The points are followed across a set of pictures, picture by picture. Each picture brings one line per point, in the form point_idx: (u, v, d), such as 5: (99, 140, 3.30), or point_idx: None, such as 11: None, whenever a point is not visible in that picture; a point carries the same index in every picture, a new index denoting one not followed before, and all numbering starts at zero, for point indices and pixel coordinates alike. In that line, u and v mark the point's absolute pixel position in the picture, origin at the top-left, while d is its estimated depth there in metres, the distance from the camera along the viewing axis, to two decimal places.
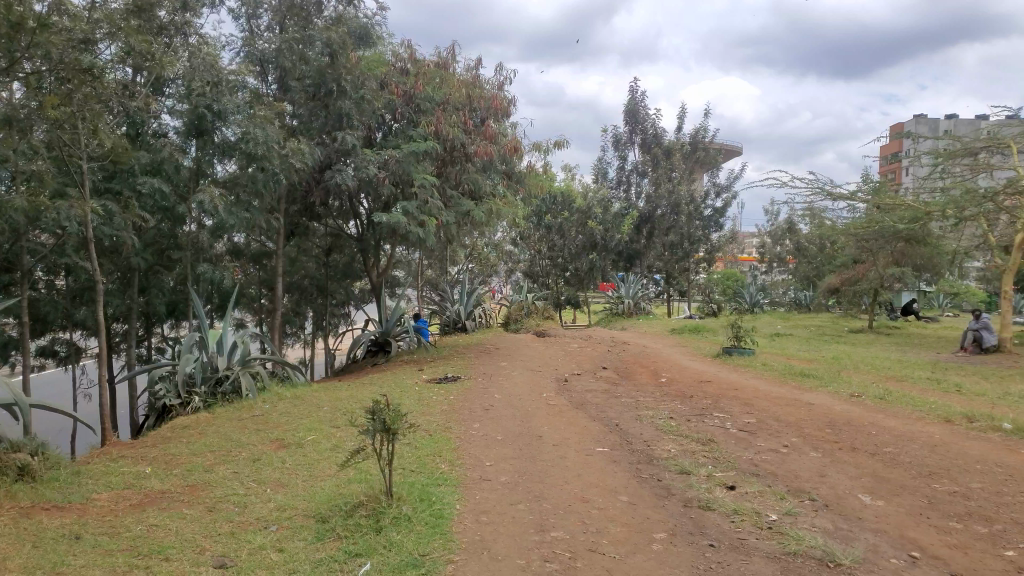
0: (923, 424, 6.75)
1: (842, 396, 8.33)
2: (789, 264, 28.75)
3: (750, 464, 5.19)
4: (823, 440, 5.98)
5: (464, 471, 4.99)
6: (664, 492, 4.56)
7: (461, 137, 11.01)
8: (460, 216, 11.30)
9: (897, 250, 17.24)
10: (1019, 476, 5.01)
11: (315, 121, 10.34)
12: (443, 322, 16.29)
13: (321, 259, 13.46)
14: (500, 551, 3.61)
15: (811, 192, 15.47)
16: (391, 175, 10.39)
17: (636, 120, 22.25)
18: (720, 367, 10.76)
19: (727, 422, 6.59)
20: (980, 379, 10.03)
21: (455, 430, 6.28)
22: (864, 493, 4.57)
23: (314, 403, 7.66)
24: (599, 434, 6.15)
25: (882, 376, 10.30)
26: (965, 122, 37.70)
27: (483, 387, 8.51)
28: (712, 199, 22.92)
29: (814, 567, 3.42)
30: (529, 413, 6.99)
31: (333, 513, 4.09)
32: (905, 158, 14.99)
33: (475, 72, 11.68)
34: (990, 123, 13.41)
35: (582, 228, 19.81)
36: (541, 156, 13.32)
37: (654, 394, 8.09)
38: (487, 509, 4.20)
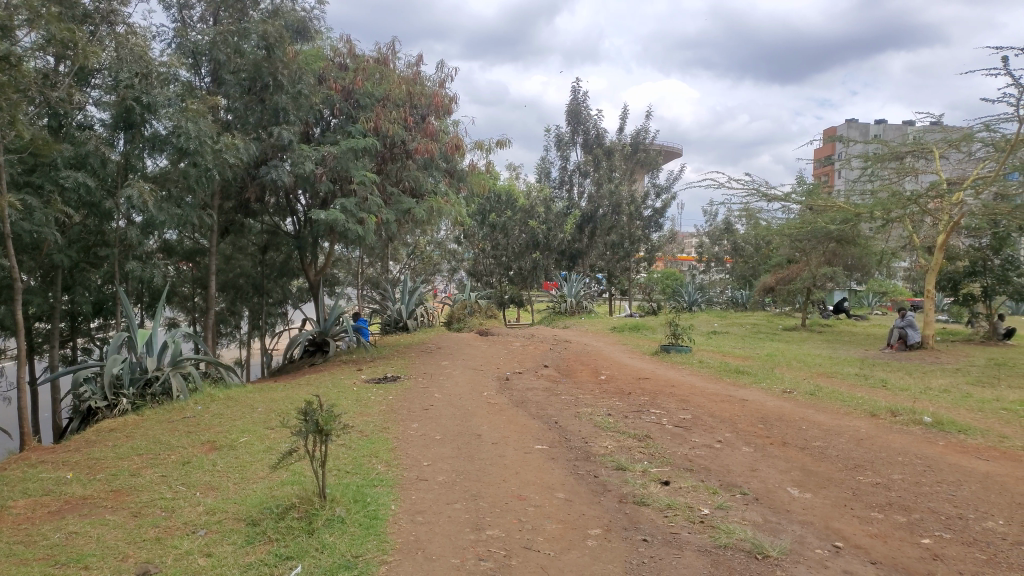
0: (850, 419, 7.01)
1: (775, 392, 8.57)
2: (726, 264, 29.40)
3: (685, 460, 5.30)
4: (756, 435, 6.15)
5: (401, 471, 4.95)
6: (600, 488, 4.61)
7: (401, 133, 10.93)
8: (400, 214, 11.19)
9: (828, 249, 17.83)
10: (937, 467, 5.24)
11: (250, 116, 10.08)
12: (384, 322, 16.11)
13: (257, 257, 13.13)
14: (434, 551, 3.59)
15: (747, 193, 15.86)
16: (329, 172, 10.23)
17: (578, 121, 22.48)
18: (659, 365, 10.91)
19: (663, 419, 6.72)
20: (905, 375, 10.47)
21: (393, 430, 6.22)
22: (793, 487, 4.71)
23: (248, 405, 7.49)
24: (537, 432, 6.17)
25: (813, 372, 10.62)
26: (893, 128, 39.34)
27: (423, 387, 8.47)
28: (652, 200, 23.32)
29: (743, 560, 3.50)
30: (468, 412, 6.99)
31: (264, 516, 4.02)
32: (835, 161, 15.52)
33: (416, 69, 11.65)
34: (914, 129, 14.00)
35: (525, 226, 19.98)
36: (483, 155, 13.33)
37: (594, 392, 8.18)
38: (422, 509, 4.18)
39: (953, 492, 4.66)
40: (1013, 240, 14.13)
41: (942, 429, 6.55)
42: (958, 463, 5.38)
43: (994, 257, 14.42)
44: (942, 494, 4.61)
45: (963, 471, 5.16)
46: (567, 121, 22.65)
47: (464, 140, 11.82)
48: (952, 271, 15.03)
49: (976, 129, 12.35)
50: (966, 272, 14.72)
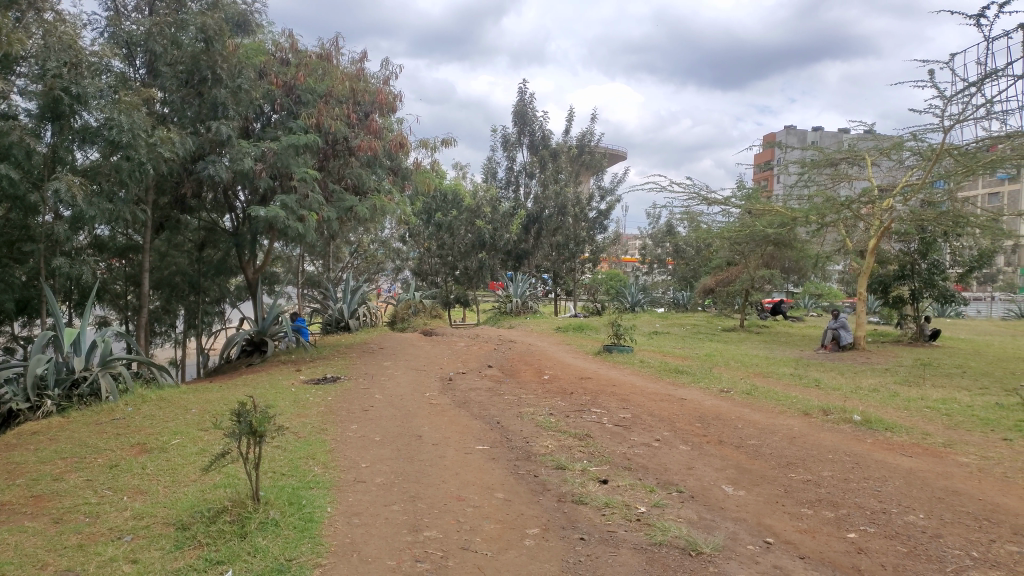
0: (784, 417, 7.21)
1: (712, 391, 8.74)
2: (668, 265, 29.93)
3: (624, 458, 5.37)
4: (693, 434, 6.27)
5: (338, 473, 4.88)
6: (540, 488, 4.64)
7: (344, 130, 10.76)
8: (343, 212, 11.02)
9: (766, 252, 18.50)
10: (864, 463, 5.44)
11: (188, 110, 9.80)
12: (325, 321, 15.87)
13: (194, 254, 12.77)
14: (370, 553, 3.56)
15: (688, 196, 16.16)
16: (269, 168, 10.00)
17: (525, 121, 22.53)
18: (601, 364, 11.01)
19: (603, 418, 6.79)
20: (836, 375, 10.85)
21: (332, 431, 6.14)
22: (727, 484, 4.82)
23: (181, 406, 7.27)
24: (479, 432, 6.17)
25: (750, 372, 10.89)
26: (829, 135, 40.74)
27: (363, 388, 8.36)
28: (597, 202, 23.60)
29: (678, 556, 3.57)
30: (410, 413, 6.94)
31: (195, 519, 3.92)
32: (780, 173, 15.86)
33: (360, 65, 11.55)
34: (849, 135, 14.48)
35: (471, 226, 19.85)
36: (428, 153, 13.27)
37: (537, 392, 8.22)
38: (359, 511, 4.13)
39: (878, 487, 4.84)
40: (938, 245, 14.69)
41: (870, 428, 6.79)
42: (883, 459, 5.59)
43: (921, 261, 14.97)
44: (867, 490, 4.78)
45: (887, 467, 5.37)
46: (513, 121, 22.71)
47: (408, 138, 11.73)
48: (883, 275, 15.58)
49: (906, 138, 12.83)
50: (895, 275, 15.34)
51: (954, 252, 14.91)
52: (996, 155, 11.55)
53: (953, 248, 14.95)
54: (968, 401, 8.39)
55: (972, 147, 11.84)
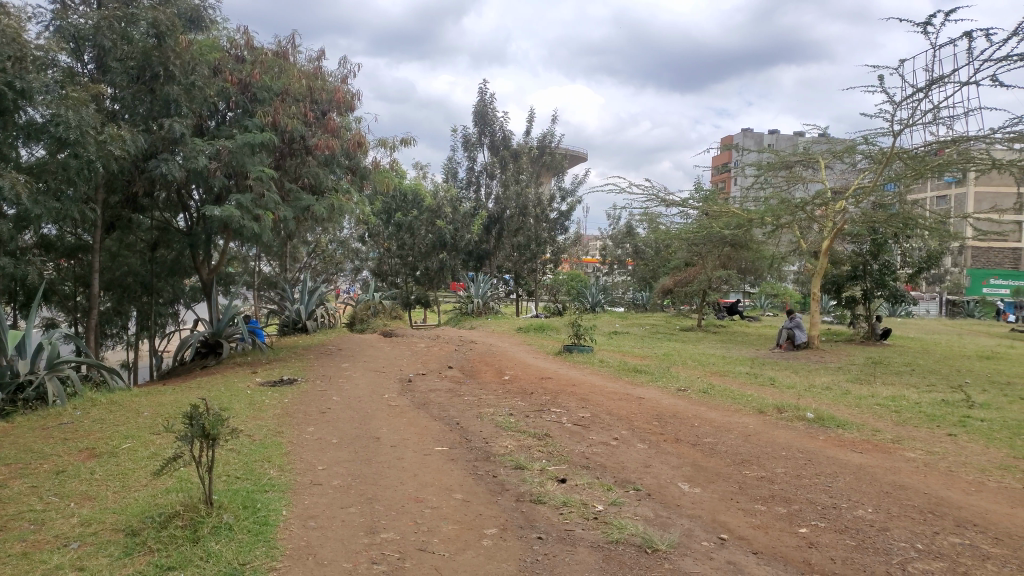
0: (740, 415, 7.33)
1: (671, 391, 8.84)
2: (628, 266, 30.21)
3: (582, 458, 5.41)
4: (650, 432, 6.34)
5: (294, 476, 4.82)
6: (498, 488, 4.65)
7: (300, 129, 10.64)
8: (300, 211, 10.88)
9: (723, 253, 18.84)
10: (816, 460, 5.56)
11: (139, 107, 9.58)
12: (282, 322, 15.66)
13: (146, 255, 12.48)
14: (326, 555, 3.53)
15: (647, 198, 16.31)
16: (224, 167, 9.82)
17: (485, 121, 22.50)
18: (561, 364, 11.06)
19: (563, 417, 6.83)
20: (790, 373, 11.07)
21: (288, 434, 6.06)
22: (683, 482, 4.89)
23: (133, 409, 7.11)
24: (438, 433, 6.15)
25: (707, 371, 11.05)
26: (785, 139, 41.62)
27: (320, 390, 8.27)
28: (557, 203, 23.72)
29: (634, 554, 3.60)
30: (368, 415, 6.89)
31: (145, 525, 3.83)
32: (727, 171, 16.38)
33: (317, 64, 11.46)
34: (803, 139, 14.76)
35: (431, 226, 19.85)
36: (388, 152, 13.19)
37: (497, 392, 8.24)
38: (316, 514, 4.09)
39: (829, 483, 4.95)
40: (889, 246, 15.07)
41: (823, 425, 6.94)
42: (835, 456, 5.72)
43: (873, 262, 15.31)
44: (819, 485, 4.89)
45: (838, 463, 5.50)
46: (474, 122, 22.68)
47: (367, 137, 11.64)
48: (836, 275, 15.89)
49: (857, 141, 13.11)
50: (848, 276, 15.65)
51: (904, 253, 15.28)
52: (944, 158, 11.92)
53: (903, 249, 15.32)
54: (916, 399, 8.63)
55: (920, 151, 12.16)
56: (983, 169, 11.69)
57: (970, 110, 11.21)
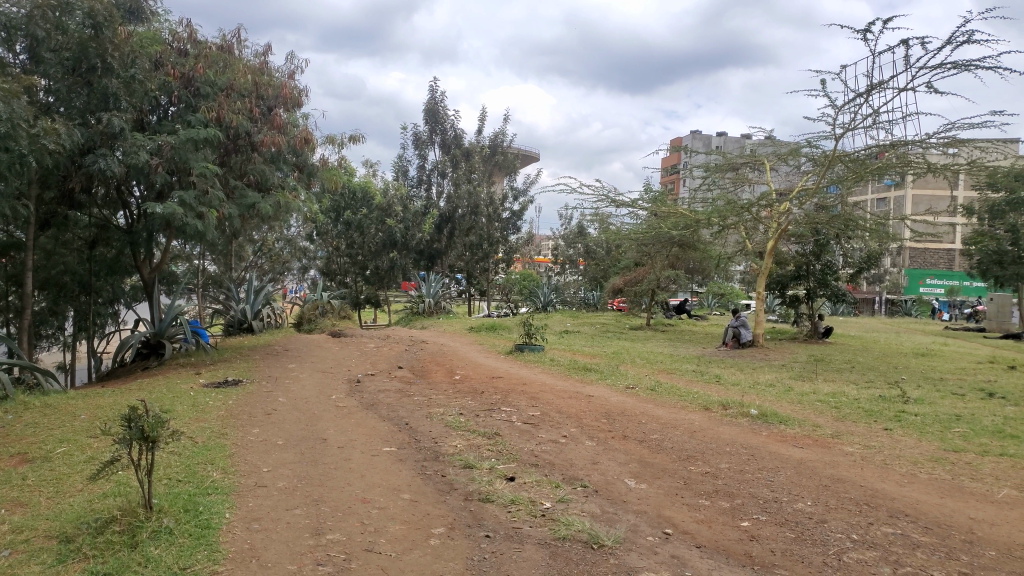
0: (687, 412, 7.47)
1: (619, 388, 8.94)
2: (579, 266, 30.38)
3: (531, 455, 5.44)
4: (598, 430, 6.41)
5: (238, 478, 4.74)
6: (446, 488, 4.64)
7: (246, 125, 10.44)
8: (245, 209, 10.66)
9: (671, 253, 19.11)
10: (759, 455, 5.70)
11: (76, 100, 9.27)
12: (227, 322, 15.36)
13: (83, 253, 12.09)
14: (270, 558, 3.47)
15: (597, 199, 16.44)
16: (166, 163, 9.55)
17: (436, 120, 22.39)
18: (512, 364, 11.07)
19: (513, 416, 6.86)
20: (736, 371, 11.31)
21: (232, 436, 5.95)
22: (630, 478, 4.95)
23: (68, 412, 6.88)
24: (386, 434, 6.11)
25: (655, 369, 11.21)
26: (733, 141, 42.51)
27: (267, 391, 8.14)
28: (510, 202, 23.81)
29: (580, 550, 3.64)
30: (315, 416, 6.81)
31: (80, 531, 3.72)
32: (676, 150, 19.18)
33: (264, 59, 11.28)
34: (749, 142, 15.06)
35: (382, 225, 19.69)
36: (336, 149, 13.02)
37: (448, 392, 8.22)
38: (260, 516, 4.02)
39: (771, 477, 5.08)
40: (831, 247, 15.53)
41: (766, 421, 7.11)
42: (777, 451, 5.86)
43: (815, 262, 15.70)
44: (761, 480, 5.01)
45: (780, 457, 5.64)
46: (425, 120, 22.53)
47: (314, 135, 11.49)
48: (780, 275, 16.20)
49: (801, 145, 13.41)
50: (792, 276, 15.98)
51: (845, 253, 15.74)
52: (883, 162, 12.32)
53: (844, 250, 15.77)
54: (855, 395, 8.90)
55: (860, 154, 12.56)
56: (920, 172, 12.13)
57: (907, 115, 11.61)
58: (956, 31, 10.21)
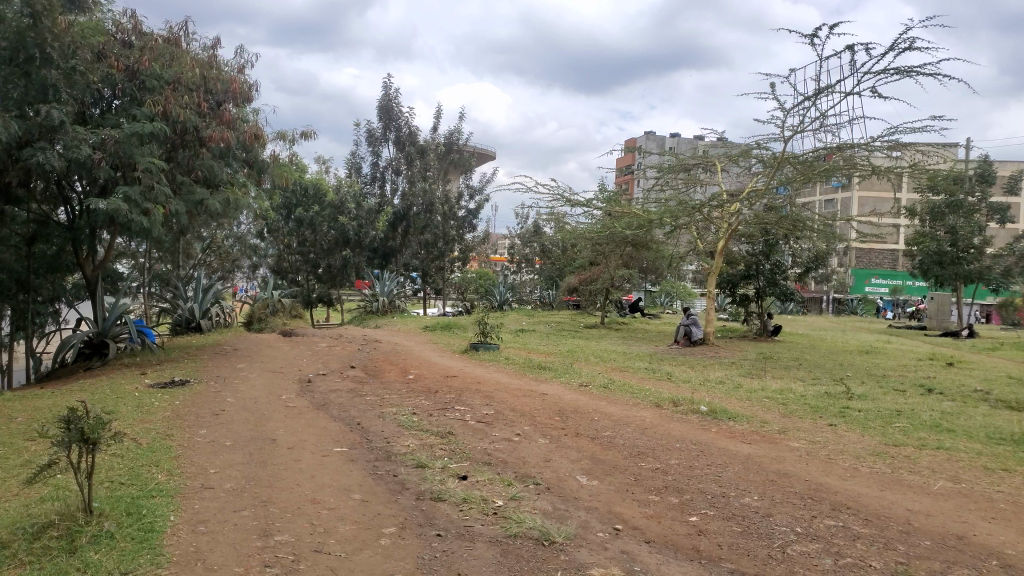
0: (638, 409, 7.57)
1: (573, 386, 9.02)
2: (535, 265, 30.43)
3: (484, 454, 5.44)
4: (551, 427, 6.45)
5: (184, 480, 4.64)
6: (398, 487, 4.61)
7: (193, 120, 10.19)
8: (192, 205, 10.43)
9: (625, 253, 19.33)
10: (708, 451, 5.80)
11: (13, 91, 8.94)
12: (174, 321, 15.04)
13: (21, 249, 11.68)
14: (216, 560, 3.42)
15: (552, 198, 16.51)
16: (109, 158, 9.27)
17: (390, 117, 22.04)
18: (467, 362, 11.07)
19: (466, 414, 6.86)
20: (686, 368, 11.49)
21: (179, 437, 5.82)
22: (582, 474, 5.00)
23: (5, 415, 6.64)
24: (337, 434, 6.05)
25: (608, 367, 11.31)
26: (686, 142, 43.24)
27: (215, 391, 7.99)
28: (466, 201, 23.76)
29: (531, 547, 3.66)
30: (265, 416, 6.71)
31: (15, 537, 3.59)
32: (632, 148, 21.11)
33: (212, 52, 11.03)
34: (702, 143, 15.23)
35: (334, 222, 19.50)
36: (287, 145, 12.80)
37: (401, 391, 8.17)
38: (206, 518, 3.94)
39: (719, 473, 5.17)
40: (779, 247, 15.92)
41: (715, 417, 7.25)
42: (725, 447, 5.98)
43: (764, 262, 16.08)
44: (710, 475, 5.10)
45: (727, 453, 5.76)
46: (379, 117, 22.18)
47: (264, 130, 11.27)
48: (730, 274, 16.48)
49: (751, 146, 13.61)
50: (741, 276, 16.30)
51: (793, 253, 16.12)
52: (830, 164, 12.65)
53: (792, 250, 16.15)
54: (801, 391, 9.13)
55: (808, 156, 12.85)
56: (865, 175, 12.54)
57: (854, 118, 11.93)
58: (898, 38, 10.56)
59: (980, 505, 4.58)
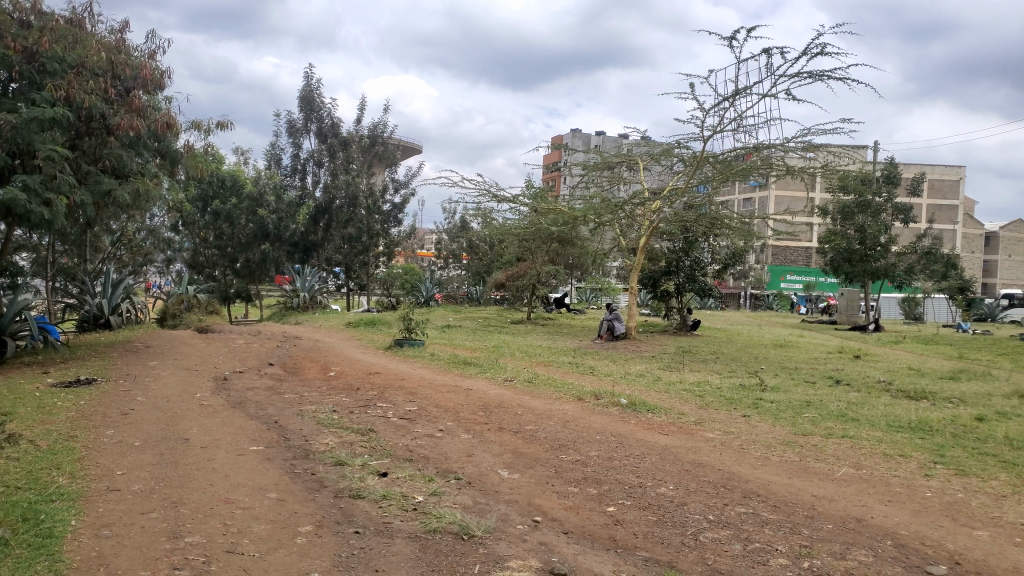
0: (561, 403, 7.66)
1: (497, 381, 9.05)
2: (463, 260, 30.41)
3: (405, 450, 5.40)
4: (474, 422, 6.46)
5: (88, 483, 4.43)
6: (316, 485, 4.54)
7: (99, 105, 9.77)
8: (99, 195, 9.95)
9: (551, 250, 19.55)
10: (627, 442, 5.93)
11: None
12: (80, 318, 14.26)
13: None
14: (121, 565, 3.29)
15: (478, 193, 16.52)
16: (6, 144, 8.75)
17: (311, 108, 21.58)
18: (392, 359, 10.97)
19: (388, 411, 6.80)
20: (608, 362, 11.69)
21: (83, 438, 5.55)
22: (503, 468, 5.03)
23: None
24: (253, 433, 5.89)
25: (533, 362, 11.40)
26: (611, 141, 44.05)
27: (123, 390, 7.64)
28: (391, 194, 23.47)
29: (450, 542, 3.66)
30: (177, 416, 6.48)
31: None
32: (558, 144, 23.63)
33: (120, 36, 10.57)
34: (625, 142, 15.45)
35: (252, 215, 19.14)
36: (202, 135, 12.36)
37: (321, 389, 8.02)
38: (110, 522, 3.78)
39: (636, 463, 5.29)
40: (699, 244, 16.41)
41: (635, 410, 7.40)
42: (643, 438, 6.12)
43: (684, 258, 16.52)
44: (628, 466, 5.21)
45: (646, 445, 5.90)
46: (300, 108, 21.69)
47: (177, 119, 10.84)
48: (652, 271, 16.83)
49: (673, 145, 13.88)
50: (662, 271, 16.69)
51: (712, 250, 16.61)
52: (748, 164, 13.08)
53: (712, 247, 16.63)
54: (718, 384, 9.44)
55: (727, 156, 13.24)
56: (779, 175, 13.00)
57: (768, 120, 12.37)
58: (810, 43, 11.00)
59: (879, 489, 4.84)
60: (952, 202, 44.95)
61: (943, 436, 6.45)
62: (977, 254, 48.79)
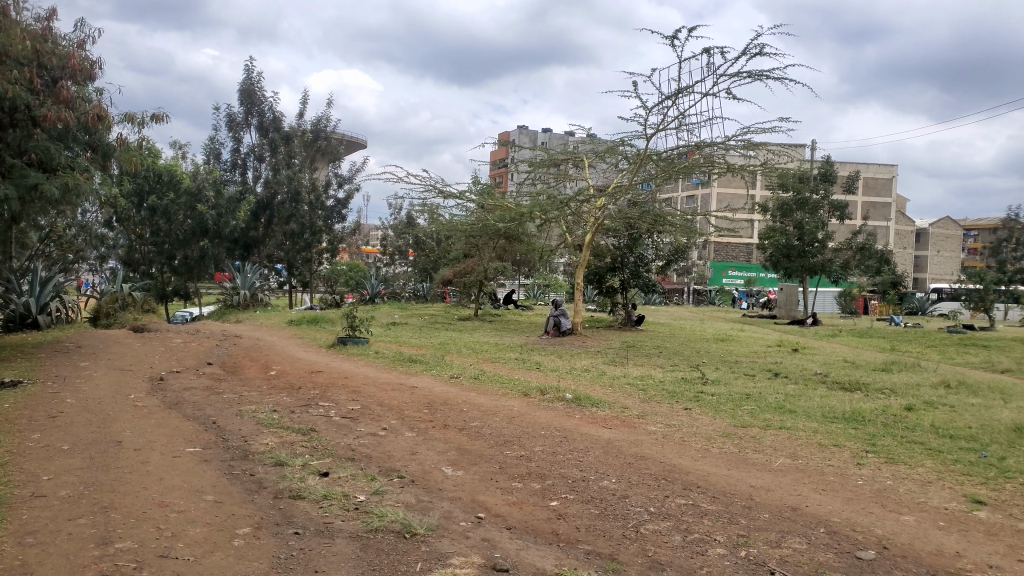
0: (506, 399, 7.66)
1: (443, 378, 9.02)
2: (409, 256, 30.16)
3: (347, 450, 5.33)
4: (419, 420, 6.42)
5: (11, 490, 4.24)
6: (255, 487, 4.44)
7: (24, 96, 9.35)
8: (25, 190, 9.54)
9: (497, 246, 19.59)
10: (570, 437, 5.97)
11: None
12: (4, 317, 13.68)
13: None
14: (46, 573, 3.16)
15: (424, 189, 16.42)
16: None
17: (252, 102, 21.18)
18: (336, 357, 10.82)
19: (331, 410, 6.70)
20: (554, 358, 11.77)
21: (7, 443, 5.32)
22: (447, 466, 5.00)
23: None
24: (190, 434, 5.73)
25: (479, 358, 11.40)
26: (557, 138, 44.33)
27: (51, 392, 7.34)
28: (335, 189, 23.07)
29: (392, 540, 3.63)
30: (109, 418, 6.26)
31: None
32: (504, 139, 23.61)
33: (47, 25, 10.16)
34: (571, 139, 15.51)
35: (190, 211, 18.70)
36: (136, 128, 11.98)
37: (262, 388, 7.86)
38: (35, 529, 3.64)
39: (580, 458, 5.33)
40: (643, 241, 16.61)
41: (580, 405, 7.47)
42: (587, 433, 6.18)
43: (629, 254, 16.72)
44: (571, 461, 5.25)
45: (589, 439, 5.96)
46: (240, 101, 21.27)
47: (109, 111, 10.46)
48: (597, 267, 16.97)
49: (618, 143, 14.00)
50: (608, 267, 16.86)
51: (655, 246, 16.84)
52: (690, 162, 13.30)
53: (655, 243, 16.85)
54: (661, 377, 9.61)
55: (669, 154, 13.44)
56: (721, 172, 13.24)
57: (710, 119, 12.61)
58: (749, 44, 11.28)
59: (813, 478, 4.99)
60: (884, 199, 46.59)
61: (874, 425, 6.68)
62: (909, 250, 50.69)
